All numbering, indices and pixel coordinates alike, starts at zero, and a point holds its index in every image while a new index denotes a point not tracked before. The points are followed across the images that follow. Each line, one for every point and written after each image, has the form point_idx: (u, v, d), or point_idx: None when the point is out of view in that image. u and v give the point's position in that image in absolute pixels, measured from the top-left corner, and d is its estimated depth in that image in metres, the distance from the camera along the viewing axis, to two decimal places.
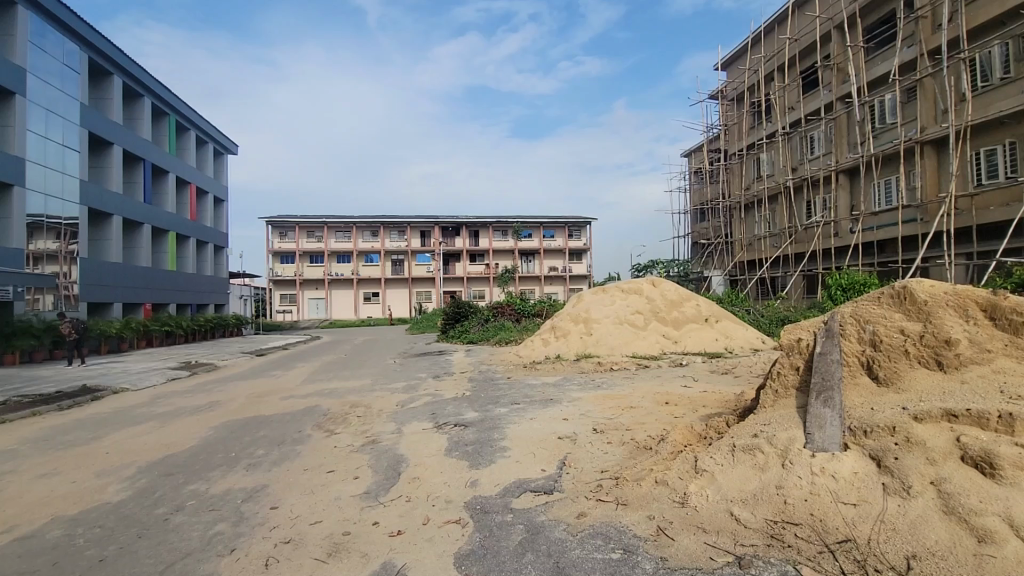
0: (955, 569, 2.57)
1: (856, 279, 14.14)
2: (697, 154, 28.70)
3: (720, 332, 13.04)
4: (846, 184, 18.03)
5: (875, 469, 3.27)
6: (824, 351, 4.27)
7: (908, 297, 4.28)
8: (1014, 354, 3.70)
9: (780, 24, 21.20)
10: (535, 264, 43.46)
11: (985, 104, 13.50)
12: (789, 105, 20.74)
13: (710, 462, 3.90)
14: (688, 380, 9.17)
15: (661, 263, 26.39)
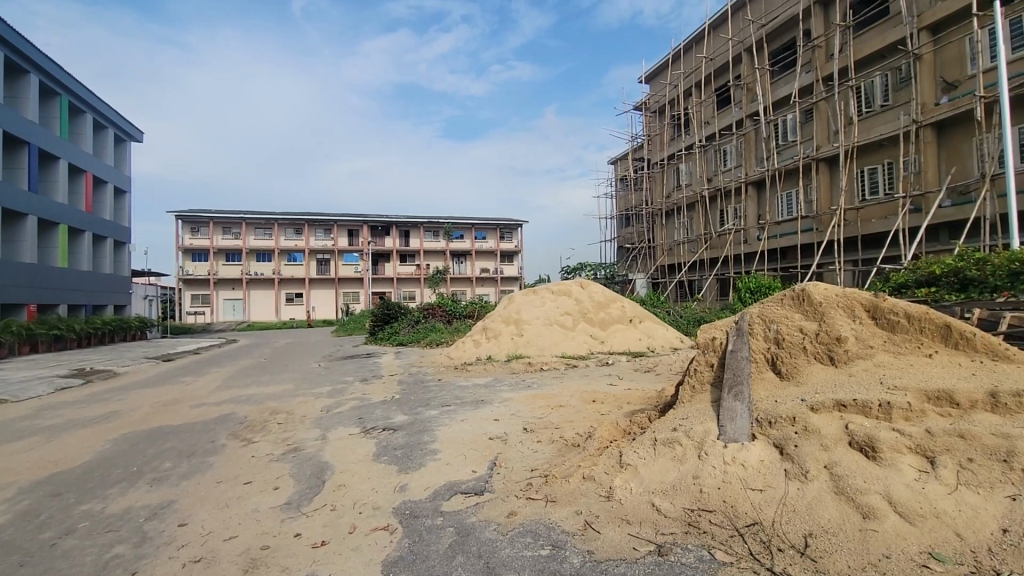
0: (844, 544, 2.87)
1: (763, 282, 15.38)
2: (623, 162, 29.95)
3: (643, 332, 13.68)
4: (754, 195, 19.56)
5: (779, 456, 3.57)
6: (735, 348, 4.60)
7: (806, 298, 4.72)
8: (891, 349, 4.19)
9: (698, 43, 22.64)
10: (467, 265, 43.38)
11: (868, 128, 15.17)
12: (705, 119, 22.19)
13: (634, 456, 4.09)
14: (614, 378, 9.54)
15: (589, 266, 27.29)
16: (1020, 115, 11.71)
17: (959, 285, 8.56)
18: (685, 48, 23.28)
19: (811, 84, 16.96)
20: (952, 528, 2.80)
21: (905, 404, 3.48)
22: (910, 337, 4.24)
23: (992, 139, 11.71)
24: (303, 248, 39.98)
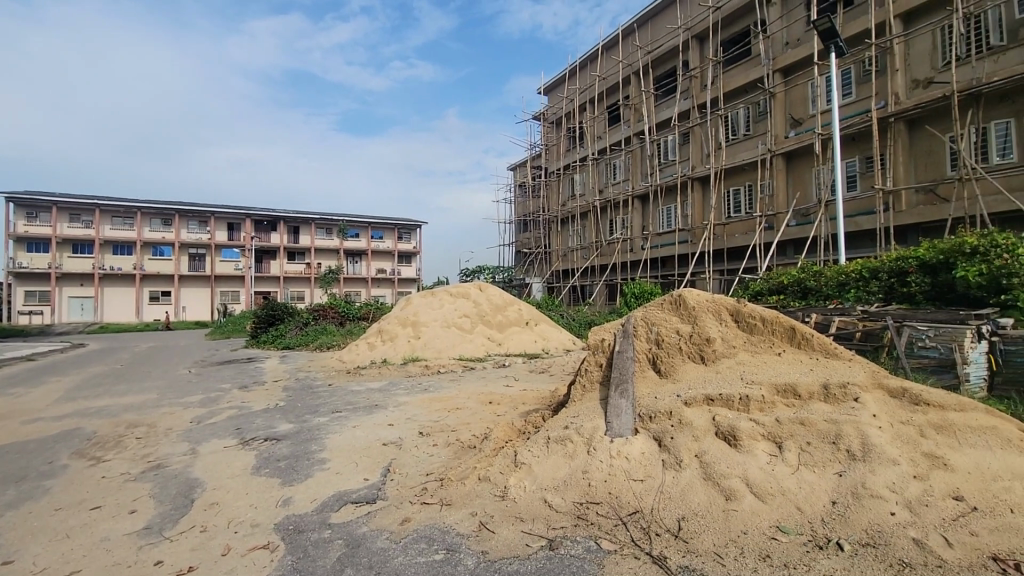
0: (710, 524, 3.21)
1: (646, 288, 16.64)
2: (522, 168, 30.75)
3: (538, 334, 14.12)
4: (639, 208, 21.14)
5: (658, 448, 3.89)
6: (621, 349, 4.94)
7: (682, 303, 5.19)
8: (750, 349, 4.76)
9: (592, 62, 23.98)
10: (362, 265, 41.64)
11: (734, 153, 17.12)
12: (597, 134, 23.55)
13: (528, 455, 4.21)
14: (510, 380, 9.73)
15: (487, 269, 27.68)
16: (847, 152, 13.94)
17: (801, 294, 9.96)
18: (580, 65, 24.52)
19: (688, 109, 18.74)
20: (794, 503, 3.26)
21: (760, 397, 3.97)
22: (764, 338, 4.85)
23: (827, 170, 13.79)
24: (172, 241, 35.65)
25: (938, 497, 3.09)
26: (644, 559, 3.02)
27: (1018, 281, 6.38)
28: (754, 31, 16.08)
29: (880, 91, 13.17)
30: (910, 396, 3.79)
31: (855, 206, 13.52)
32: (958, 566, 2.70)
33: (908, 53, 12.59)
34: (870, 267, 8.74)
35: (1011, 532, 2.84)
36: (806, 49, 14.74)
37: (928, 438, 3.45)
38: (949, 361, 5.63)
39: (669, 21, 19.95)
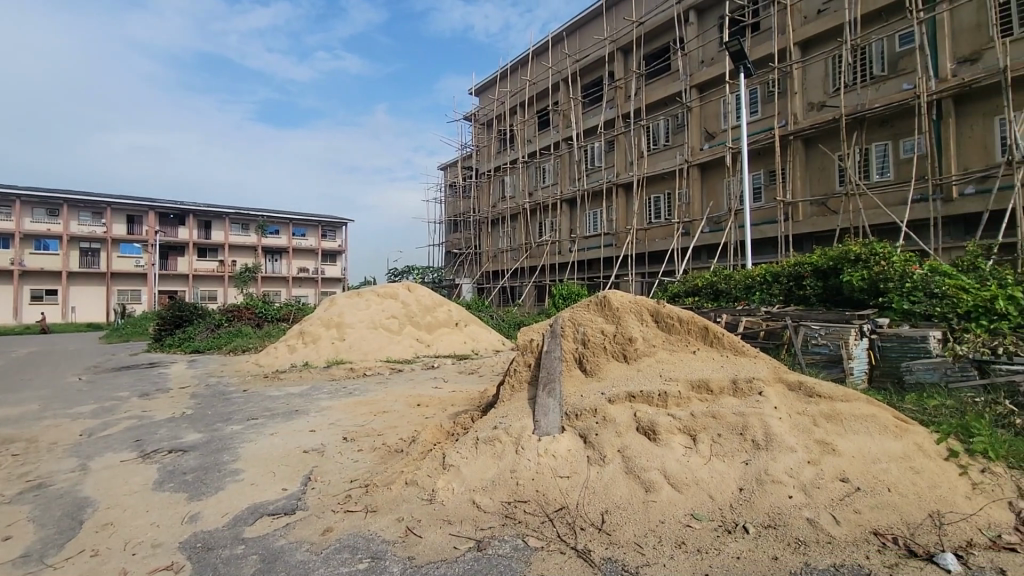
0: (632, 516, 3.36)
1: (573, 289, 17.10)
2: (453, 169, 30.55)
3: (468, 335, 14.07)
4: (567, 211, 21.70)
5: (583, 445, 4.01)
6: (549, 349, 5.05)
7: (607, 303, 5.37)
8: (668, 347, 5.02)
9: (522, 66, 24.31)
10: (282, 264, 39.42)
11: (655, 162, 18.03)
12: (527, 138, 23.91)
13: (457, 456, 4.19)
14: (439, 381, 9.61)
15: (416, 269, 27.39)
16: (754, 165, 15.12)
17: (714, 296, 10.68)
18: (511, 69, 24.77)
19: (613, 118, 19.50)
20: (706, 492, 3.49)
21: (677, 393, 4.21)
22: (681, 337, 5.14)
23: (737, 181, 14.89)
24: (59, 235, 31.92)
25: (828, 480, 3.43)
26: (569, 554, 3.11)
27: (892, 285, 7.25)
28: (674, 48, 17.03)
29: (782, 111, 14.41)
30: (806, 388, 4.17)
31: (761, 215, 14.70)
32: (845, 541, 3.02)
33: (805, 78, 13.87)
34: (772, 271, 9.55)
35: (886, 508, 3.22)
36: (719, 68, 15.82)
37: (821, 426, 3.82)
38: (838, 357, 6.28)
39: (596, 32, 20.67)
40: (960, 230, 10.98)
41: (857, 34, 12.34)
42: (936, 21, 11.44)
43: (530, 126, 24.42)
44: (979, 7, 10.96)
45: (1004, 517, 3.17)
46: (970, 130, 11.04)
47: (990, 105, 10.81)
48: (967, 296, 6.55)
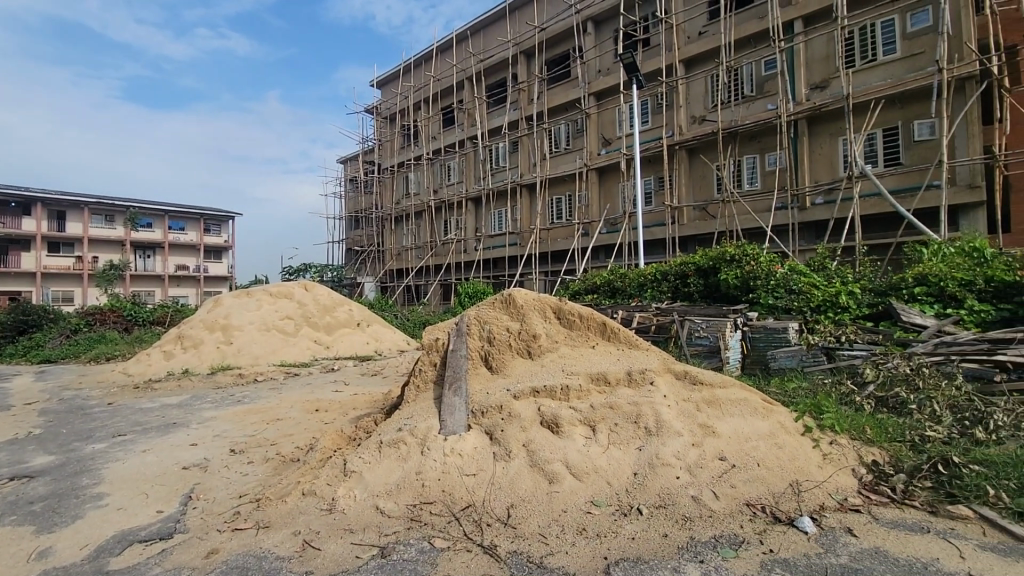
0: (536, 509, 3.46)
1: (478, 288, 17.17)
2: (353, 162, 29.29)
3: (370, 336, 13.55)
4: (473, 210, 21.72)
5: (489, 442, 4.04)
6: (455, 348, 5.05)
7: (512, 301, 5.43)
8: (570, 343, 5.21)
9: (426, 61, 23.93)
10: (156, 261, 35.21)
11: (557, 164, 18.66)
12: (432, 134, 23.56)
13: (359, 461, 4.03)
14: (339, 385, 9.15)
15: (314, 267, 25.90)
16: (646, 171, 16.21)
17: (611, 293, 11.28)
18: (414, 63, 24.27)
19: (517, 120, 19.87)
20: (605, 478, 3.69)
21: (578, 386, 4.38)
22: (582, 332, 5.35)
23: (631, 186, 15.87)
24: None
25: (709, 460, 3.78)
26: (476, 551, 3.12)
27: (760, 283, 8.17)
28: (573, 56, 17.72)
29: (669, 122, 15.59)
30: (691, 377, 4.54)
31: (652, 218, 15.79)
32: (724, 514, 3.36)
33: (689, 93, 15.12)
34: (661, 270, 10.30)
35: (757, 481, 3.63)
36: (615, 78, 16.74)
37: (703, 411, 4.19)
38: (716, 347, 6.95)
39: (500, 33, 20.91)
40: (812, 235, 12.62)
41: (732, 56, 13.69)
42: (794, 51, 13.02)
43: (434, 122, 24.09)
44: (827, 41, 12.65)
45: (846, 482, 3.72)
46: (820, 148, 12.73)
47: (835, 127, 12.53)
48: (818, 291, 7.56)
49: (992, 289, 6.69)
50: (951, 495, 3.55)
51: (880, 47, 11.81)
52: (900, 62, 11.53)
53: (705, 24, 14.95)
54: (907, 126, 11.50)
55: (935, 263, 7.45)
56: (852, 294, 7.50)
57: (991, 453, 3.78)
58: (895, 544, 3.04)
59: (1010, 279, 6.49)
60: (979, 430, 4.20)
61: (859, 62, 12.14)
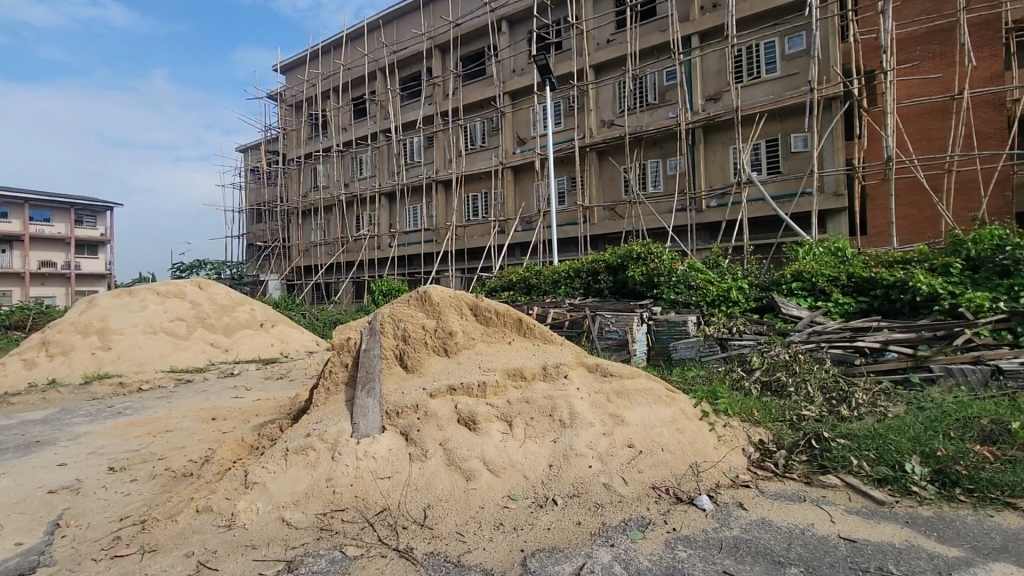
0: (453, 508, 3.44)
1: (393, 285, 16.71)
2: (255, 151, 27.26)
3: (275, 337, 12.69)
4: (387, 205, 21.08)
5: (404, 442, 3.94)
6: (367, 347, 4.86)
7: (427, 298, 5.32)
8: (487, 339, 5.21)
9: (336, 49, 22.83)
10: (12, 257, 30.48)
11: (473, 161, 18.64)
12: (342, 125, 22.53)
13: (262, 472, 3.77)
14: (238, 391, 8.47)
15: (209, 264, 23.77)
16: (559, 171, 16.67)
17: (526, 290, 11.48)
18: (322, 50, 23.06)
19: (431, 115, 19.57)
20: (521, 472, 3.74)
21: (495, 382, 4.39)
22: (498, 329, 5.37)
23: (545, 185, 16.26)
24: None
25: (619, 448, 3.96)
26: (391, 555, 3.04)
27: (663, 279, 8.72)
28: (488, 53, 17.76)
29: (581, 124, 16.15)
30: (602, 369, 4.72)
31: (565, 217, 16.28)
32: (632, 499, 3.56)
33: (599, 97, 15.74)
34: (574, 267, 10.65)
35: (662, 465, 3.88)
36: (529, 78, 17.02)
37: (614, 402, 4.38)
38: (625, 340, 7.32)
39: (414, 26, 20.45)
40: (707, 235, 13.70)
41: (637, 65, 14.43)
42: (692, 63, 14.00)
43: (344, 113, 23.07)
44: (720, 57, 13.75)
45: (737, 461, 4.08)
46: (715, 155, 13.83)
47: (727, 136, 13.67)
48: (713, 287, 8.22)
49: (853, 284, 7.68)
50: (822, 466, 4.02)
51: (764, 65, 13.03)
52: (780, 80, 12.80)
53: (613, 32, 15.62)
54: (786, 138, 12.83)
55: (808, 261, 8.39)
56: (741, 289, 8.23)
57: (854, 426, 4.32)
58: (778, 514, 3.38)
59: (867, 275, 7.48)
60: (844, 407, 4.78)
61: (747, 78, 13.31)
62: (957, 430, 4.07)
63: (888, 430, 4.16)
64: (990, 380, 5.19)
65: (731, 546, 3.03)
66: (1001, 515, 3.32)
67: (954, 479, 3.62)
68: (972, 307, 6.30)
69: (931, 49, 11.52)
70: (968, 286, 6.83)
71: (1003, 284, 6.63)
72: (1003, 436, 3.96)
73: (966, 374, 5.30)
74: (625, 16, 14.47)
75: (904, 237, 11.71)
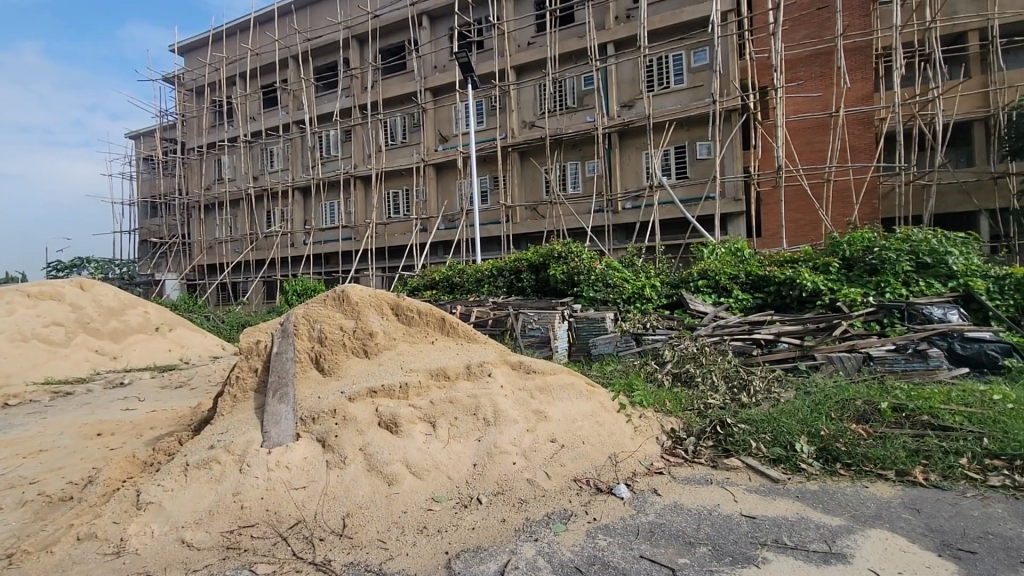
0: (374, 514, 3.32)
1: (308, 285, 15.88)
2: (148, 139, 24.77)
3: (173, 341, 11.59)
4: (300, 201, 19.97)
5: (321, 449, 3.75)
6: (280, 351, 4.59)
7: (345, 298, 5.09)
8: (409, 339, 5.08)
9: (243, 32, 21.29)
10: None
11: (393, 157, 18.15)
12: (250, 115, 21.07)
13: (157, 490, 3.42)
14: (129, 403, 7.63)
15: (93, 262, 21.27)
16: (482, 170, 16.69)
17: (449, 289, 11.36)
18: (227, 32, 21.43)
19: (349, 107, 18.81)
20: (445, 473, 3.68)
21: (417, 383, 4.29)
22: (421, 328, 5.26)
23: (468, 184, 16.21)
24: None
25: (542, 443, 4.02)
26: (307, 570, 2.89)
27: (583, 278, 9.01)
28: (409, 48, 17.37)
29: (503, 124, 16.27)
30: (525, 366, 4.78)
31: (488, 216, 16.32)
32: (555, 492, 3.63)
33: (521, 98, 15.94)
34: (497, 266, 10.70)
35: (582, 458, 3.99)
36: (450, 76, 16.87)
37: (536, 398, 4.44)
38: (547, 337, 7.48)
39: (329, 14, 19.56)
40: (624, 235, 14.34)
41: (557, 68, 14.78)
42: (608, 70, 14.57)
43: (253, 101, 21.58)
44: (634, 66, 14.42)
45: (652, 449, 4.30)
46: (629, 159, 14.50)
47: (640, 142, 14.38)
48: (628, 285, 8.62)
49: (750, 281, 8.36)
50: (726, 449, 4.34)
51: (673, 76, 13.86)
52: (688, 91, 13.68)
53: (533, 35, 15.89)
54: (693, 146, 13.72)
55: (713, 260, 9.02)
56: (654, 286, 8.71)
57: (753, 411, 4.69)
58: (688, 497, 3.61)
59: (762, 273, 8.18)
60: (744, 394, 5.18)
61: (658, 87, 14.08)
62: (838, 411, 4.56)
63: (781, 413, 4.56)
64: (863, 366, 5.83)
65: (647, 531, 3.18)
66: (872, 485, 3.77)
67: (835, 455, 4.06)
68: (848, 302, 7.12)
69: (814, 70, 12.82)
70: (844, 283, 7.70)
71: (872, 281, 7.55)
72: (874, 415, 4.49)
73: (843, 361, 5.91)
74: (545, 21, 14.77)
75: (792, 238, 12.96)
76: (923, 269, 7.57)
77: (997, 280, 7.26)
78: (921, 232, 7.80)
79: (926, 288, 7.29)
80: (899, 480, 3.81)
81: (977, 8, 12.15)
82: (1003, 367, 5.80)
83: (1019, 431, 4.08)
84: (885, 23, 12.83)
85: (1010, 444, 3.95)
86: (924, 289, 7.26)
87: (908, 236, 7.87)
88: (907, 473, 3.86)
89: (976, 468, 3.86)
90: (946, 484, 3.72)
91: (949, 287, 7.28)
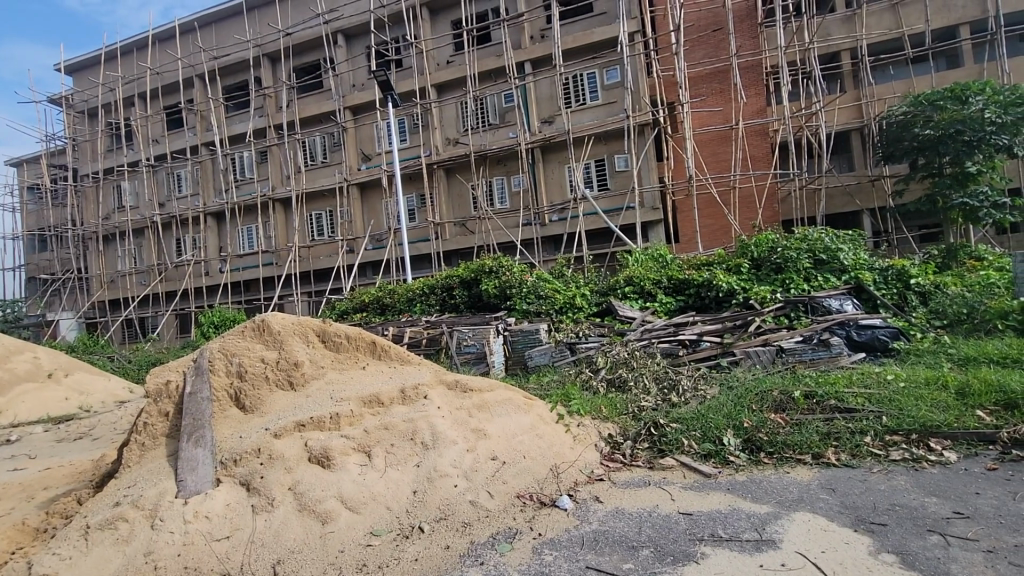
0: (308, 558, 3.11)
1: (227, 315, 14.84)
2: (32, 166, 22.23)
3: (71, 388, 10.32)
4: (213, 226, 18.72)
5: (246, 493, 3.46)
6: (194, 390, 4.20)
7: (265, 328, 4.74)
8: (337, 366, 4.83)
9: (141, 50, 19.86)
10: None
11: (314, 177, 17.50)
12: (152, 137, 19.59)
13: (51, 561, 3.04)
14: (18, 462, 6.72)
15: None
16: (408, 188, 16.51)
17: (380, 310, 11.04)
18: (121, 50, 19.91)
19: (263, 127, 18.01)
20: (383, 504, 3.51)
21: (349, 411, 4.08)
22: (351, 354, 5.02)
23: (394, 203, 15.96)
24: None
25: (483, 462, 3.95)
26: None
27: (515, 291, 9.08)
28: (324, 65, 16.92)
29: (426, 141, 16.19)
30: (461, 385, 4.67)
31: (417, 233, 16.16)
32: (498, 510, 3.59)
33: (443, 116, 16.01)
34: (429, 283, 10.57)
35: (525, 472, 3.98)
36: (370, 93, 16.60)
37: (474, 416, 4.36)
38: (483, 353, 7.41)
39: (237, 31, 18.75)
40: (553, 247, 14.67)
41: (478, 86, 14.97)
42: (526, 88, 14.94)
43: (156, 123, 20.13)
44: (551, 83, 14.94)
45: (591, 457, 4.38)
46: (553, 174, 14.92)
47: (562, 156, 14.86)
48: (560, 295, 8.82)
49: (672, 285, 8.80)
50: (660, 450, 4.49)
51: (588, 94, 14.49)
52: (603, 107, 14.33)
53: (452, 54, 16.08)
54: (612, 159, 14.35)
55: (636, 267, 9.39)
56: (583, 295, 8.97)
57: (683, 410, 4.89)
58: (629, 501, 3.68)
59: (682, 277, 8.67)
60: (673, 394, 5.39)
61: (575, 104, 14.64)
62: (757, 403, 4.84)
63: (708, 409, 4.80)
64: (776, 357, 6.22)
65: (591, 540, 3.20)
66: (793, 470, 4.04)
67: (759, 445, 4.32)
68: (759, 299, 7.75)
69: (714, 86, 13.86)
70: (755, 282, 8.31)
71: (779, 279, 8.22)
72: (789, 403, 4.81)
73: (759, 355, 6.27)
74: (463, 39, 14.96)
75: (706, 242, 13.78)
76: (821, 264, 8.32)
77: (881, 271, 8.15)
78: (816, 232, 8.58)
79: (824, 282, 8.05)
80: (815, 463, 4.10)
81: (846, 31, 13.68)
82: (893, 349, 6.46)
83: (911, 407, 4.54)
84: (772, 43, 14.13)
85: (905, 420, 4.38)
86: (823, 283, 8.01)
87: (805, 236, 8.62)
88: (822, 456, 4.17)
89: (879, 445, 4.24)
90: (854, 463, 4.05)
91: (843, 280, 8.09)
